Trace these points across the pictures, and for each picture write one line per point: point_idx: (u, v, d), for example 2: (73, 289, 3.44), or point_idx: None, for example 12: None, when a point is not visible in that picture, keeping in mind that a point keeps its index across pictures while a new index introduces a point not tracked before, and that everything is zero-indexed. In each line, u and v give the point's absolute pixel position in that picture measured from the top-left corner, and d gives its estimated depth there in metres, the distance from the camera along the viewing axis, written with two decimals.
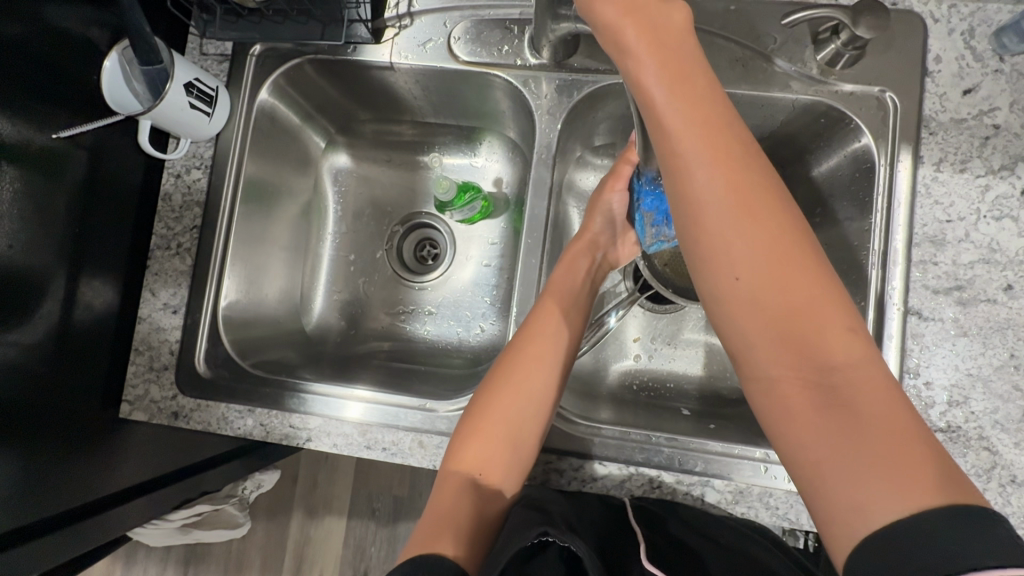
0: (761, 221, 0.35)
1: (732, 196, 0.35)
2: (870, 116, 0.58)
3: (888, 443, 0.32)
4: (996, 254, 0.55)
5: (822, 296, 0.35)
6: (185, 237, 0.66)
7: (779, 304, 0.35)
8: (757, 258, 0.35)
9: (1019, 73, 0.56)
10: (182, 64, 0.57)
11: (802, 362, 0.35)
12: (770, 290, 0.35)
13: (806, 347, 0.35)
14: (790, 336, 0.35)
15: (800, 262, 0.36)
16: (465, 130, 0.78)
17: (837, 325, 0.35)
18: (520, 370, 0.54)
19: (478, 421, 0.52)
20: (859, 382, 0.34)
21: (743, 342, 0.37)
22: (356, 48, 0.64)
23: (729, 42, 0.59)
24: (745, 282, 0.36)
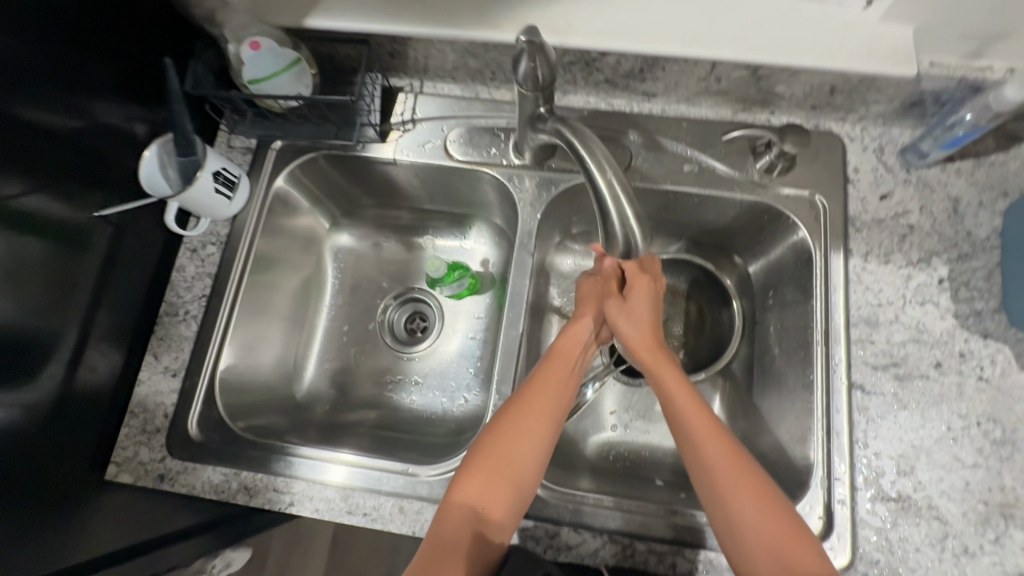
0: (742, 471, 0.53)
1: (704, 426, 0.55)
2: (805, 215, 0.68)
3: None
4: (924, 335, 0.62)
5: (773, 500, 0.52)
6: (193, 304, 0.71)
7: (758, 504, 0.51)
8: (734, 494, 0.52)
9: (924, 183, 0.67)
10: (213, 155, 0.66)
11: (775, 551, 0.49)
12: (754, 507, 0.51)
13: (784, 548, 0.49)
14: (766, 531, 0.50)
15: (766, 489, 0.52)
16: (457, 216, 0.87)
17: (795, 521, 0.51)
18: (528, 414, 0.58)
19: (485, 464, 0.55)
20: (801, 548, 0.49)
21: (735, 541, 0.51)
22: (365, 146, 0.74)
23: (683, 151, 0.70)
24: (735, 497, 0.51)
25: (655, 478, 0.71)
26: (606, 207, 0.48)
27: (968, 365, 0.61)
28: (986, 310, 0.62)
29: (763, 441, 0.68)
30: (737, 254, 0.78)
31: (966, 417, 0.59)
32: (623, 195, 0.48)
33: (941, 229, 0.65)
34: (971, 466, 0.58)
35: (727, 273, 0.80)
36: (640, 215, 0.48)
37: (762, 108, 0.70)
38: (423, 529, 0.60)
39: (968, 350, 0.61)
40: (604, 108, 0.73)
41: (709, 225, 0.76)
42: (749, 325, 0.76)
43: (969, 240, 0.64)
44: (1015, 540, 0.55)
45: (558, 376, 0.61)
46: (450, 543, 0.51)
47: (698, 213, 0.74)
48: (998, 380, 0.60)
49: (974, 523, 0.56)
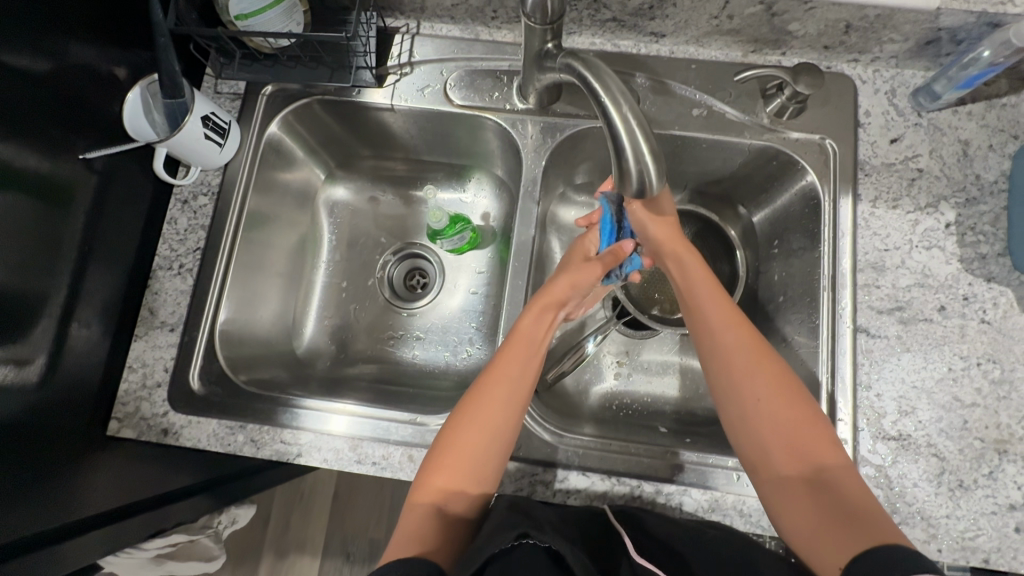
0: (767, 363, 0.53)
1: (732, 330, 0.55)
2: (814, 159, 0.67)
3: (831, 486, 0.48)
4: (929, 279, 0.62)
5: (795, 397, 0.52)
6: (188, 257, 0.69)
7: (776, 399, 0.52)
8: (752, 385, 0.52)
9: (935, 126, 0.66)
10: (201, 99, 0.62)
11: (796, 455, 0.50)
12: (772, 402, 0.52)
13: (803, 441, 0.50)
14: (785, 425, 0.51)
15: (783, 384, 0.52)
16: (456, 168, 0.85)
17: (816, 416, 0.51)
18: (485, 399, 0.56)
19: (447, 447, 0.54)
20: (818, 440, 0.50)
21: (750, 433, 0.52)
22: (361, 91, 0.71)
23: (692, 95, 0.68)
24: (754, 393, 0.52)
25: (660, 425, 0.72)
26: (620, 142, 0.46)
27: (970, 308, 0.61)
28: (991, 254, 0.62)
29: None
30: (742, 205, 0.78)
31: (966, 358, 0.60)
32: (638, 128, 0.46)
33: (950, 173, 0.64)
34: (969, 406, 0.59)
35: (732, 223, 0.79)
36: (655, 150, 0.46)
37: (774, 49, 0.68)
38: None
39: (972, 294, 0.61)
40: (610, 50, 0.70)
41: (716, 173, 0.74)
42: (753, 276, 0.76)
43: (977, 185, 0.64)
44: (1008, 474, 0.57)
45: (519, 355, 0.57)
46: (420, 527, 0.51)
47: (705, 161, 0.73)
48: (999, 322, 0.61)
49: (970, 459, 0.58)
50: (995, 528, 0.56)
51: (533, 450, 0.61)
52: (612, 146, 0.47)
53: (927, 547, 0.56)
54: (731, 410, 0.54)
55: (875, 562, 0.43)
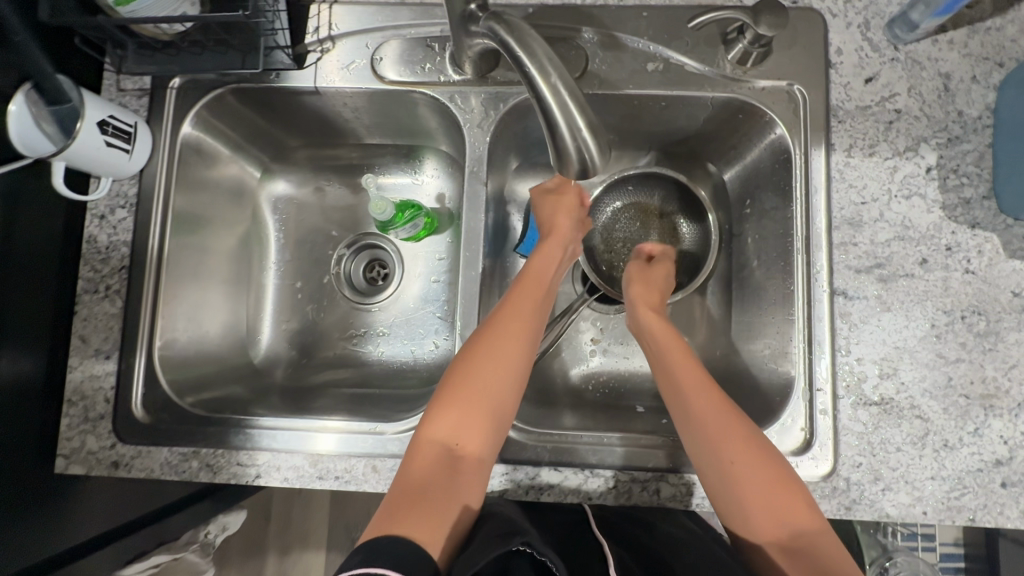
0: (740, 424, 0.51)
1: (701, 393, 0.53)
2: (783, 109, 0.61)
3: (812, 556, 0.46)
4: (909, 231, 0.58)
5: (768, 457, 0.50)
6: (114, 278, 0.64)
7: (752, 476, 0.49)
8: (729, 462, 0.49)
9: (913, 60, 0.60)
10: (96, 102, 0.55)
11: (775, 521, 0.48)
12: (749, 480, 0.49)
13: (779, 504, 0.48)
14: (761, 488, 0.48)
15: (759, 446, 0.50)
16: (404, 149, 0.78)
17: (794, 480, 0.49)
18: (498, 341, 0.54)
19: (454, 396, 0.52)
20: (795, 506, 0.48)
21: (728, 497, 0.49)
22: (280, 74, 0.64)
23: (645, 47, 0.62)
24: (730, 471, 0.49)
25: (637, 405, 0.69)
26: (553, 118, 0.41)
27: (954, 259, 0.57)
28: (975, 198, 0.58)
29: (743, 358, 0.67)
30: (711, 162, 0.72)
31: (950, 312, 0.57)
32: (571, 100, 0.41)
33: (930, 112, 0.59)
34: (953, 362, 0.56)
35: (701, 183, 0.74)
36: (593, 123, 0.42)
37: None
38: None
39: (955, 243, 0.57)
40: (552, 3, 0.63)
41: (680, 131, 0.69)
42: (727, 239, 0.72)
43: (960, 122, 0.59)
44: (994, 430, 0.55)
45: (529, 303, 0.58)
46: (421, 483, 0.48)
47: (666, 120, 0.67)
48: (984, 272, 0.57)
49: (955, 418, 0.55)
50: (981, 486, 0.54)
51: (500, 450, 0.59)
52: (545, 124, 0.42)
53: (912, 511, 0.55)
54: (708, 473, 0.51)
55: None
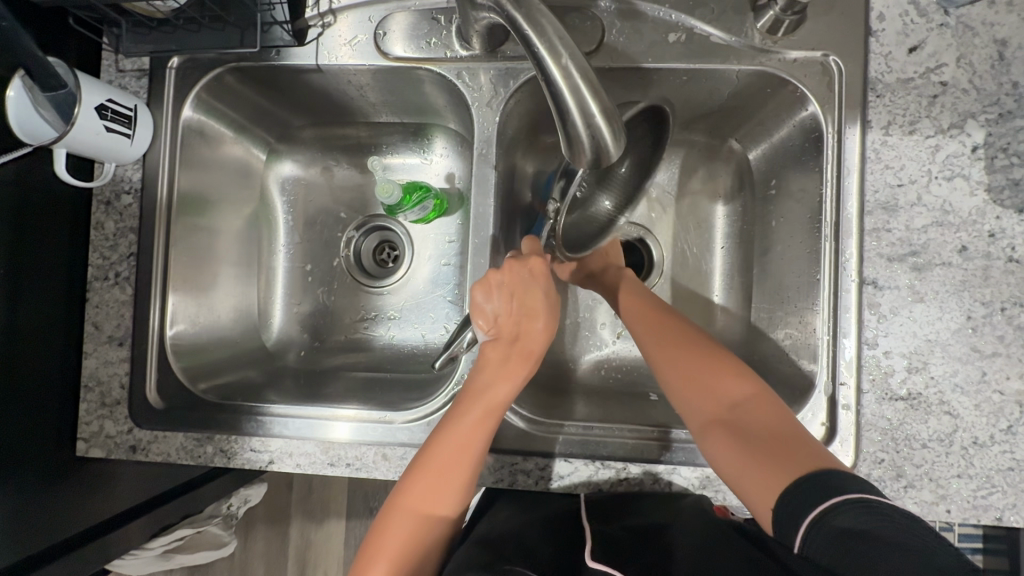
0: (669, 327, 0.56)
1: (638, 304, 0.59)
2: (816, 83, 0.56)
3: (751, 431, 0.48)
4: (949, 216, 0.54)
5: (699, 348, 0.53)
6: (123, 265, 0.63)
7: (703, 388, 0.51)
8: (663, 348, 0.54)
9: (964, 26, 0.54)
10: (91, 85, 0.54)
11: (712, 397, 0.50)
12: (700, 391, 0.51)
13: (711, 384, 0.51)
14: (694, 369, 0.52)
15: (695, 343, 0.54)
16: (412, 127, 0.75)
17: (730, 363, 0.52)
18: (431, 466, 0.52)
19: (418, 502, 0.51)
20: (739, 383, 0.51)
21: (672, 388, 0.52)
22: (280, 52, 0.61)
23: (666, 17, 0.57)
24: (665, 350, 0.54)
25: (650, 392, 0.68)
26: (564, 102, 0.38)
27: (997, 246, 0.53)
28: None
29: (763, 346, 0.64)
30: (735, 139, 0.68)
31: (989, 303, 0.53)
32: (584, 84, 0.38)
33: (980, 84, 0.54)
34: (989, 356, 0.53)
35: (724, 161, 0.69)
36: (608, 109, 0.39)
37: None
38: None
39: (999, 229, 0.53)
40: None
41: (701, 107, 0.64)
42: (749, 222, 0.68)
43: (1014, 95, 0.54)
44: None
45: (486, 419, 0.53)
46: None
47: (687, 95, 0.63)
48: None
49: (987, 414, 0.53)
50: (1011, 485, 0.52)
51: (509, 440, 0.58)
52: (553, 108, 0.39)
53: (935, 509, 0.53)
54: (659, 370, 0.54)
55: (802, 490, 0.43)
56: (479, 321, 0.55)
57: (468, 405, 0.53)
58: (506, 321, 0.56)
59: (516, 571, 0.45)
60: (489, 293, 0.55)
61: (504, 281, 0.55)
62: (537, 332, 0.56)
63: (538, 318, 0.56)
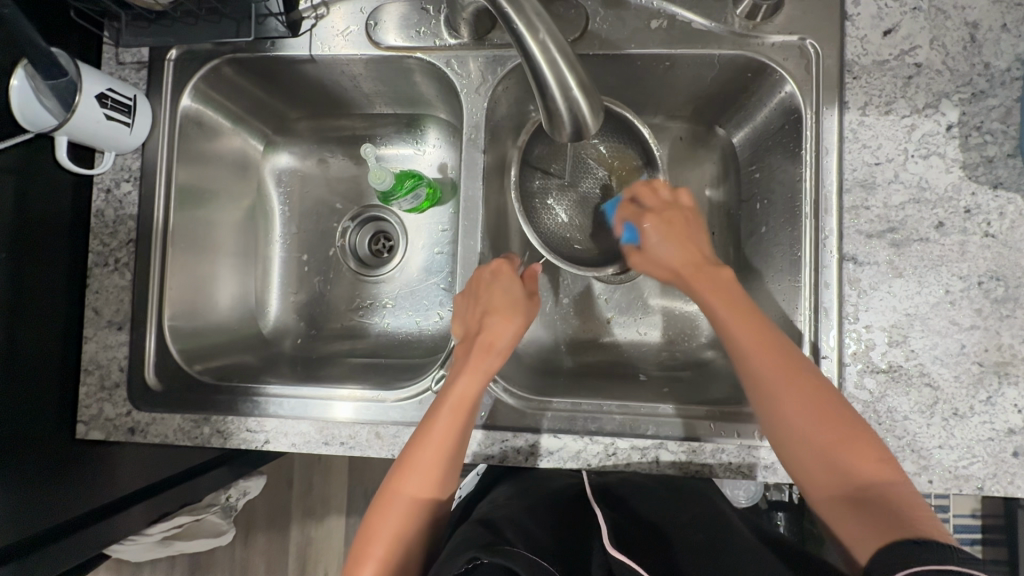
0: (794, 371, 0.50)
1: (744, 328, 0.52)
2: (794, 65, 0.58)
3: (876, 499, 0.45)
4: (926, 193, 0.55)
5: (811, 383, 0.49)
6: (122, 252, 0.65)
7: (808, 409, 0.48)
8: (783, 393, 0.49)
9: (936, 10, 0.56)
10: (91, 75, 0.55)
11: (825, 449, 0.47)
12: (814, 426, 0.48)
13: (830, 434, 0.48)
14: (805, 416, 0.48)
15: (806, 376, 0.50)
16: (406, 119, 0.77)
17: (849, 416, 0.48)
18: (411, 462, 0.52)
19: (404, 496, 0.52)
20: (862, 454, 0.47)
21: (778, 432, 0.49)
22: (275, 43, 0.63)
23: (649, 4, 0.59)
24: (781, 393, 0.49)
25: (640, 373, 0.69)
26: (543, 77, 0.41)
27: (973, 222, 0.55)
28: (999, 157, 0.55)
29: None
30: (719, 125, 0.69)
31: (966, 278, 0.54)
32: (562, 59, 0.40)
33: (953, 65, 0.56)
34: (967, 329, 0.54)
35: (709, 148, 0.71)
36: (584, 82, 0.41)
37: None
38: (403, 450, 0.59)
39: (975, 205, 0.55)
40: None
41: (685, 92, 0.66)
42: (734, 206, 0.70)
43: (986, 75, 0.55)
44: (1008, 398, 0.53)
45: (458, 416, 0.53)
46: None
47: (670, 82, 0.65)
48: (1006, 235, 0.54)
49: (967, 386, 0.54)
50: (991, 455, 0.53)
51: (500, 418, 0.59)
52: (534, 85, 0.42)
53: (918, 479, 0.54)
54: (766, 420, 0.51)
55: (902, 551, 0.40)
56: (453, 326, 0.60)
57: (437, 404, 0.54)
58: (472, 323, 0.58)
59: (516, 552, 0.43)
60: (461, 300, 0.59)
61: (469, 286, 0.59)
62: (504, 327, 0.56)
63: (502, 315, 0.57)
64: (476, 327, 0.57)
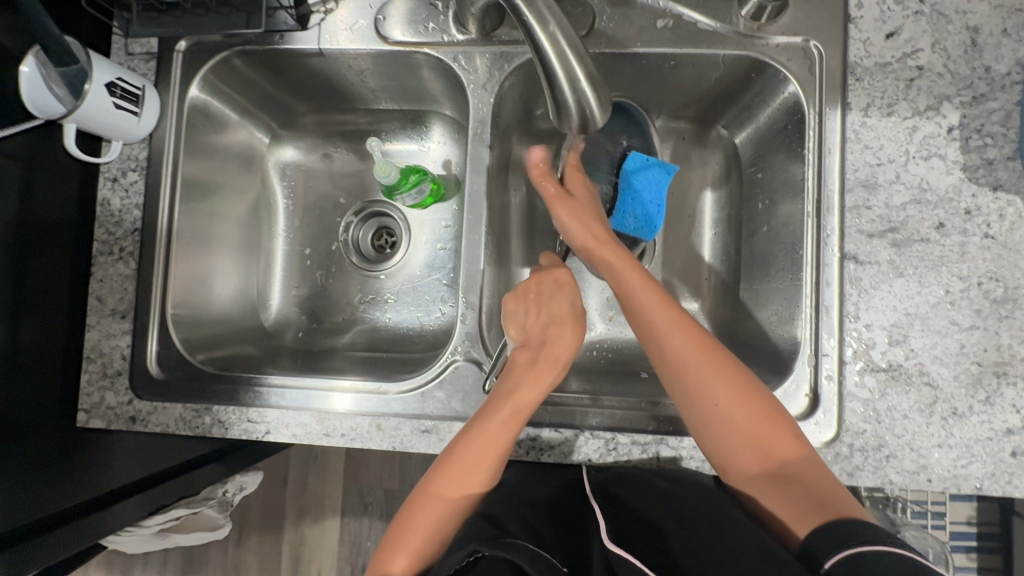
0: (718, 361, 0.50)
1: (664, 316, 0.52)
2: (798, 66, 0.59)
3: (796, 478, 0.47)
4: (926, 194, 0.56)
5: (732, 370, 0.50)
6: (127, 240, 0.65)
7: (731, 393, 0.49)
8: (707, 380, 0.49)
9: (938, 13, 0.57)
10: (101, 63, 0.56)
11: (749, 434, 0.48)
12: (735, 408, 0.49)
13: (755, 420, 0.48)
14: (728, 401, 0.49)
15: (726, 363, 0.50)
16: (411, 115, 0.78)
17: (765, 398, 0.50)
18: (457, 461, 0.51)
19: (442, 492, 0.51)
20: (783, 437, 0.48)
21: (702, 415, 0.50)
22: (284, 36, 0.64)
23: (654, 4, 0.60)
24: (705, 381, 0.49)
25: (641, 370, 0.69)
26: (553, 71, 0.42)
27: (973, 223, 0.55)
28: (999, 159, 0.55)
29: (750, 324, 0.66)
30: (722, 126, 0.70)
31: (966, 278, 0.55)
32: (571, 52, 0.40)
33: (955, 68, 0.56)
34: (967, 329, 0.55)
35: (712, 148, 0.72)
36: (593, 76, 0.42)
37: None
38: (404, 443, 0.59)
39: (975, 207, 0.55)
40: None
41: (690, 92, 0.67)
42: (735, 207, 0.70)
43: (987, 79, 0.56)
44: (1006, 398, 0.54)
45: (512, 423, 0.52)
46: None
47: (675, 81, 0.65)
48: (1005, 237, 0.55)
49: (966, 386, 0.54)
50: (989, 454, 0.53)
51: None
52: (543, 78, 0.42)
53: (916, 478, 0.54)
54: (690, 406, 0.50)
55: (840, 531, 0.41)
56: (510, 329, 0.58)
57: (496, 406, 0.53)
58: (535, 326, 0.56)
59: (520, 546, 0.43)
60: (516, 300, 0.58)
61: (528, 286, 0.58)
62: (568, 335, 0.56)
63: (568, 323, 0.56)
64: (537, 330, 0.56)
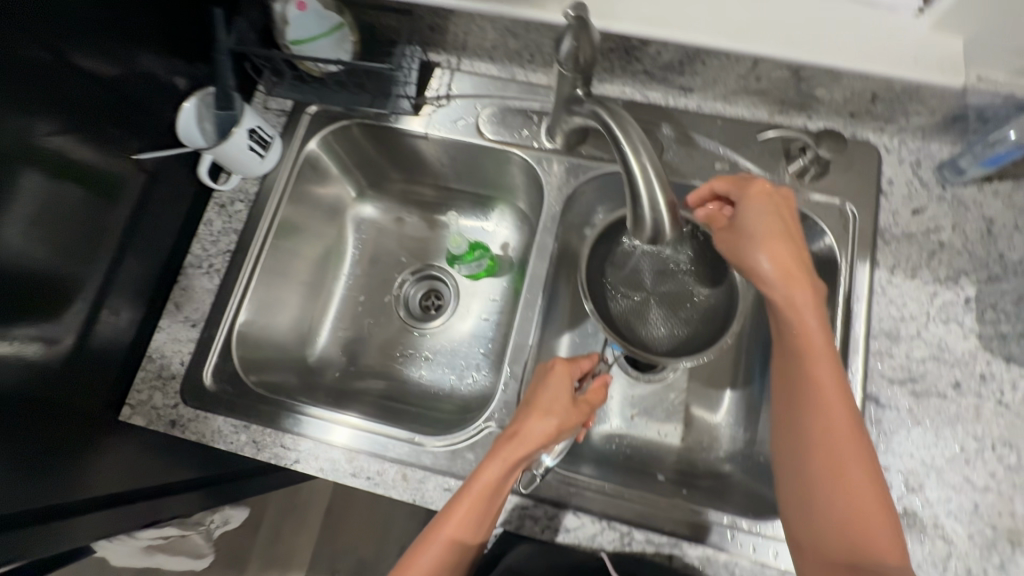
0: (846, 453, 0.49)
1: (832, 394, 0.50)
2: (834, 222, 0.67)
3: None
4: (944, 353, 0.61)
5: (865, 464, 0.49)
6: (218, 259, 0.72)
7: (849, 484, 0.48)
8: (839, 464, 0.49)
9: (958, 201, 0.66)
10: (249, 113, 0.67)
11: (847, 529, 0.48)
12: (840, 505, 0.48)
13: (863, 521, 0.47)
14: (850, 491, 0.48)
15: (862, 457, 0.49)
16: (482, 198, 0.87)
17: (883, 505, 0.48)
18: (455, 511, 0.52)
19: (442, 536, 0.52)
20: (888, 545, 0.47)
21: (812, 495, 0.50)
22: (398, 117, 0.75)
23: (715, 149, 0.71)
24: (841, 466, 0.49)
25: (657, 473, 0.70)
26: (638, 190, 0.49)
27: (987, 388, 0.60)
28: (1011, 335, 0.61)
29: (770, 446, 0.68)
30: None
31: (980, 439, 0.58)
32: (656, 180, 0.49)
33: (972, 249, 0.64)
34: (981, 489, 0.57)
35: None
36: (671, 202, 0.49)
37: (800, 112, 0.71)
38: (426, 497, 0.61)
39: (989, 373, 0.60)
40: (639, 100, 0.73)
41: None
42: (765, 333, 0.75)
43: (1001, 263, 0.63)
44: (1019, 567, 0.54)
45: (482, 492, 0.53)
46: None
47: None
48: (1017, 406, 0.59)
49: (979, 546, 0.55)
50: None
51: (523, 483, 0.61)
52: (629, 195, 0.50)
53: None
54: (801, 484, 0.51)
55: None
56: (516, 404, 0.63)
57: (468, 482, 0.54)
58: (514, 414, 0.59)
59: None
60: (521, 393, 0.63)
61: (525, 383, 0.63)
62: (533, 421, 0.56)
63: (538, 410, 0.57)
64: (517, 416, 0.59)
